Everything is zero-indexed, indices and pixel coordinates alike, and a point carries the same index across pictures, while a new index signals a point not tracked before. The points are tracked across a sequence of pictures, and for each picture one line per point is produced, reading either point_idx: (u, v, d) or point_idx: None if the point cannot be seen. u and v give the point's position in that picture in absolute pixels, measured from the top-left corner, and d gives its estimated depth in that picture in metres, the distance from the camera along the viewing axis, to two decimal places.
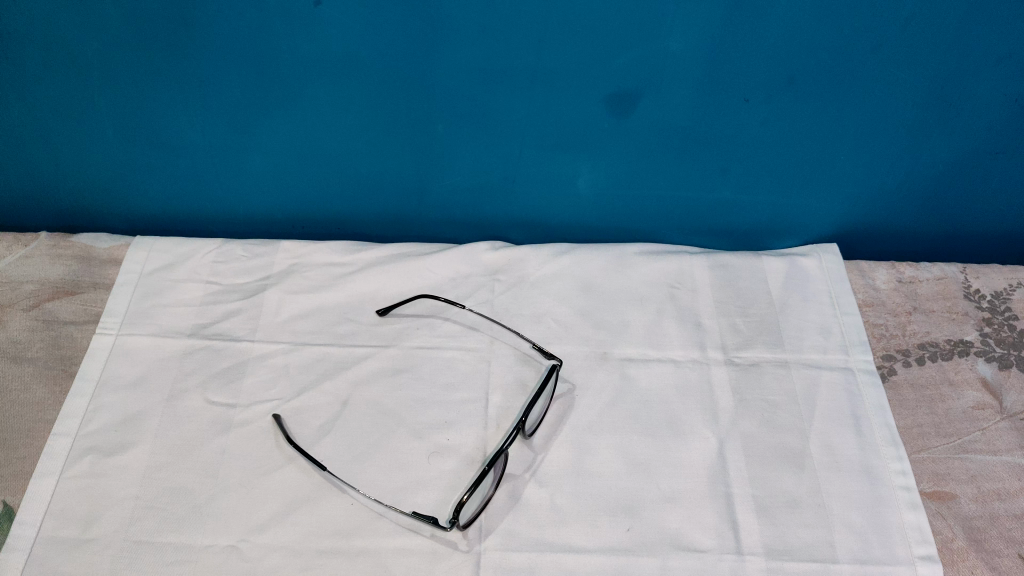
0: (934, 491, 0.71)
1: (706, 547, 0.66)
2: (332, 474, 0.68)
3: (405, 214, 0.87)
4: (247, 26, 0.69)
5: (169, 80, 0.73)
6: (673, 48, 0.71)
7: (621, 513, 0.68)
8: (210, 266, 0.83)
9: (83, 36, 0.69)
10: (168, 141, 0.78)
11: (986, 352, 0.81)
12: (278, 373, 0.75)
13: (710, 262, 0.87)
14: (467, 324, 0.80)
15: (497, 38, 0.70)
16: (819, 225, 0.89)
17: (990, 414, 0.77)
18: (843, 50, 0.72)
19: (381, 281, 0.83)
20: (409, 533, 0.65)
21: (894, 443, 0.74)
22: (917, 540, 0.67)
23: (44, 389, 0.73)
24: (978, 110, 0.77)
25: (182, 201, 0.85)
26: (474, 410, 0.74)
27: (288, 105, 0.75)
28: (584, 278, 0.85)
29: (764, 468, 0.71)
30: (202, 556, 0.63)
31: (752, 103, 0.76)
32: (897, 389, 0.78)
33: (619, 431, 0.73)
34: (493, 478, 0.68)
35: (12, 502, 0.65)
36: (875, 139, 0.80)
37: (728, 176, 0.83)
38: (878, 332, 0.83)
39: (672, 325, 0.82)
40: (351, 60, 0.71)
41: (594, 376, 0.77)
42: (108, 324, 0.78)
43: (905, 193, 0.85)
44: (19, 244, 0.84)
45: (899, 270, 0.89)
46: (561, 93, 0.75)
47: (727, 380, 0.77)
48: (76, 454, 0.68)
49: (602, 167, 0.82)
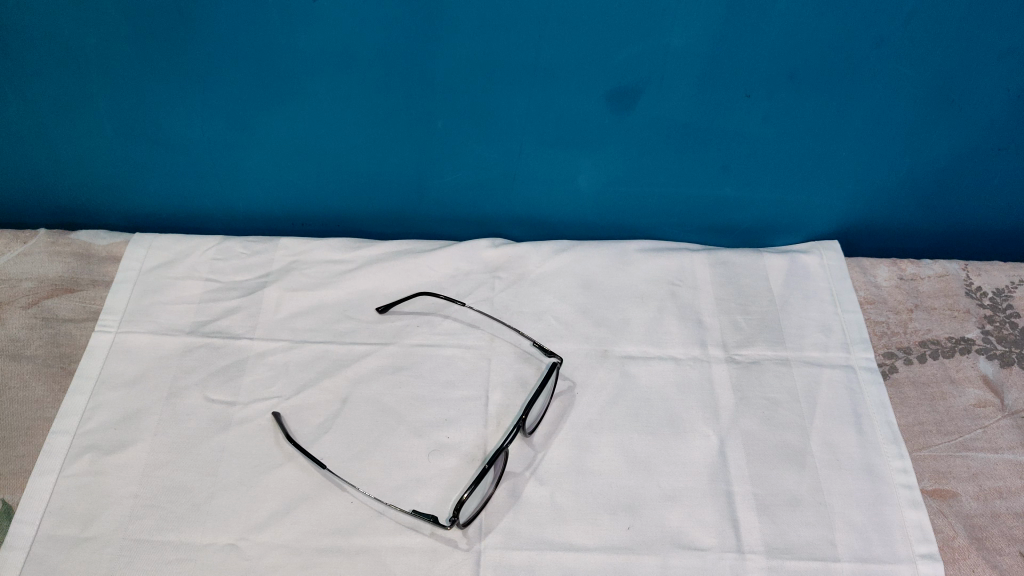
0: (935, 489, 0.71)
1: (706, 546, 0.66)
2: (332, 472, 0.68)
3: (405, 211, 0.86)
4: (245, 23, 0.68)
5: (168, 77, 0.72)
6: (674, 45, 0.70)
7: (621, 511, 0.68)
8: (210, 264, 0.83)
9: (82, 33, 0.69)
10: (167, 138, 0.78)
11: (987, 350, 0.81)
12: (278, 371, 0.75)
13: (710, 259, 0.87)
14: (467, 321, 0.80)
15: (496, 35, 0.69)
16: (821, 222, 0.89)
17: (992, 411, 0.76)
18: (845, 47, 0.71)
19: (381, 279, 0.83)
20: (409, 531, 0.65)
21: (896, 440, 0.73)
22: (918, 538, 0.67)
23: (44, 387, 0.73)
24: (980, 107, 0.76)
25: (182, 198, 0.85)
26: (474, 407, 0.74)
27: (287, 102, 0.75)
28: (585, 276, 0.85)
29: (765, 466, 0.71)
30: (202, 554, 0.63)
31: (753, 100, 0.76)
32: (898, 387, 0.78)
33: (619, 429, 0.73)
34: (493, 476, 0.68)
35: (11, 500, 0.65)
36: (876, 136, 0.79)
37: (729, 173, 0.83)
38: (879, 330, 0.83)
39: (673, 322, 0.81)
40: (350, 57, 0.71)
41: (594, 374, 0.77)
42: (108, 322, 0.78)
43: (907, 190, 0.85)
44: (17, 241, 0.84)
45: (901, 267, 0.88)
46: (561, 90, 0.74)
47: (727, 378, 0.77)
48: (76, 452, 0.68)
49: (603, 164, 0.81)
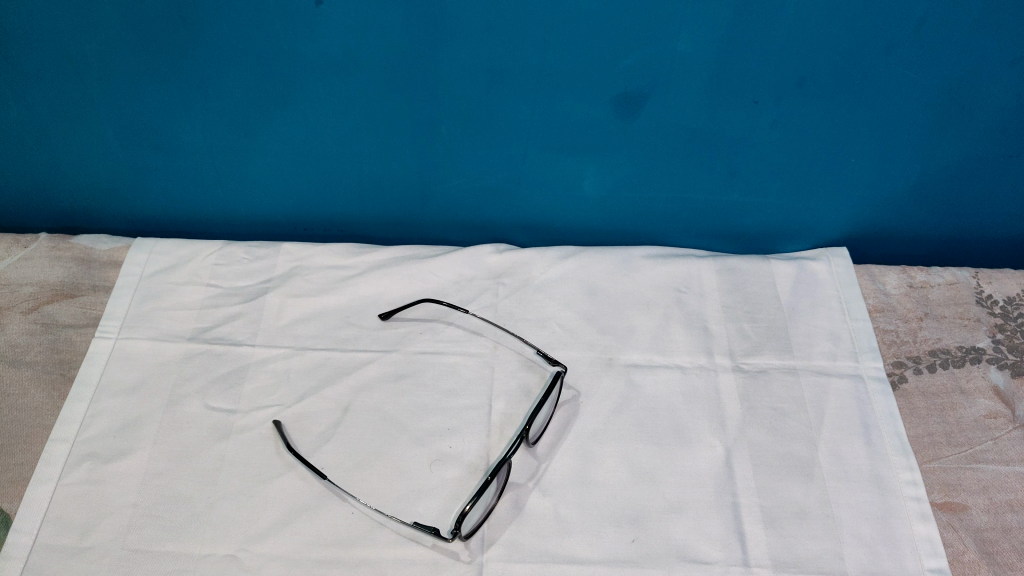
0: (945, 501, 0.69)
1: (713, 559, 0.65)
2: (332, 483, 0.68)
3: (409, 216, 0.85)
4: (247, 27, 0.67)
5: (169, 80, 0.72)
6: (681, 50, 0.69)
7: (626, 523, 0.67)
8: (211, 269, 0.82)
9: (83, 37, 0.68)
10: (168, 141, 0.77)
11: (998, 360, 0.80)
12: (279, 378, 0.74)
13: (718, 266, 0.86)
14: (471, 329, 0.79)
15: (501, 38, 0.68)
16: (828, 229, 0.88)
17: (1002, 423, 0.75)
18: (856, 52, 0.70)
19: (384, 285, 0.82)
20: (410, 543, 0.65)
21: (905, 452, 0.72)
22: (928, 552, 0.66)
23: (44, 394, 0.72)
24: (993, 113, 0.75)
25: (182, 201, 0.84)
26: (477, 417, 0.73)
27: (289, 105, 0.74)
28: (590, 282, 0.84)
29: (772, 477, 0.70)
30: (200, 565, 0.62)
31: (761, 106, 0.75)
32: (908, 398, 0.77)
33: (624, 439, 0.72)
34: (496, 487, 0.67)
35: (10, 508, 0.65)
36: (886, 142, 0.78)
37: (736, 179, 0.81)
38: (888, 338, 0.82)
39: (679, 330, 0.80)
40: (352, 61, 0.70)
41: (599, 382, 0.76)
42: (108, 327, 0.77)
43: (917, 197, 0.84)
44: (18, 245, 0.83)
45: (910, 275, 0.87)
46: (567, 94, 0.73)
47: (734, 388, 0.76)
48: (74, 460, 0.68)
49: (608, 170, 0.80)
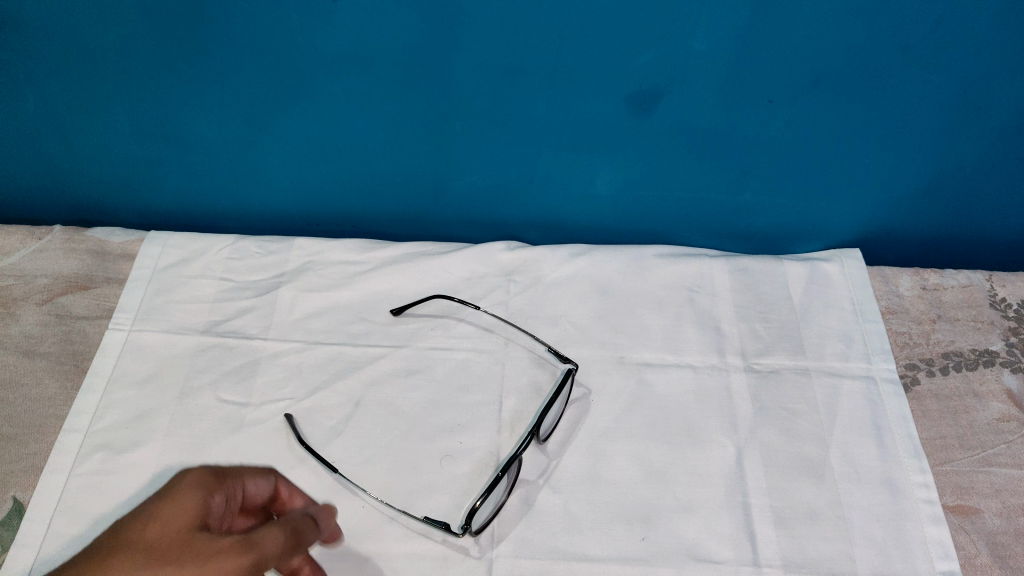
0: (957, 504, 0.69)
1: (723, 559, 0.65)
2: (343, 476, 0.68)
3: (421, 212, 0.86)
4: (264, 22, 0.67)
5: (185, 74, 0.72)
6: (696, 48, 0.69)
7: (636, 521, 0.66)
8: (224, 263, 0.82)
9: (100, 30, 0.69)
10: (183, 135, 0.77)
11: (1012, 363, 0.79)
12: (291, 372, 0.74)
13: (730, 265, 0.85)
14: (482, 325, 0.79)
15: (517, 35, 0.68)
16: (840, 229, 0.88)
17: (1015, 426, 0.75)
18: (872, 52, 0.70)
19: (396, 281, 0.82)
20: (420, 538, 0.65)
21: (917, 454, 0.72)
22: (939, 555, 0.66)
23: (57, 385, 0.73)
24: (1009, 114, 0.74)
25: (196, 196, 0.84)
26: (487, 413, 0.73)
27: (303, 101, 0.74)
28: (601, 281, 0.84)
29: (783, 478, 0.70)
30: None
31: (776, 105, 0.74)
32: (920, 400, 0.76)
33: (635, 438, 0.72)
34: (506, 483, 0.67)
35: (22, 498, 0.65)
36: (900, 143, 0.78)
37: (749, 178, 0.81)
38: (901, 341, 0.81)
39: (691, 330, 0.80)
40: (367, 56, 0.70)
41: (610, 381, 0.76)
42: (121, 320, 0.77)
43: (930, 198, 0.83)
44: (33, 237, 0.84)
45: (923, 277, 0.87)
46: (580, 92, 0.73)
47: (745, 388, 0.76)
48: (87, 451, 0.68)
49: (621, 168, 0.80)
